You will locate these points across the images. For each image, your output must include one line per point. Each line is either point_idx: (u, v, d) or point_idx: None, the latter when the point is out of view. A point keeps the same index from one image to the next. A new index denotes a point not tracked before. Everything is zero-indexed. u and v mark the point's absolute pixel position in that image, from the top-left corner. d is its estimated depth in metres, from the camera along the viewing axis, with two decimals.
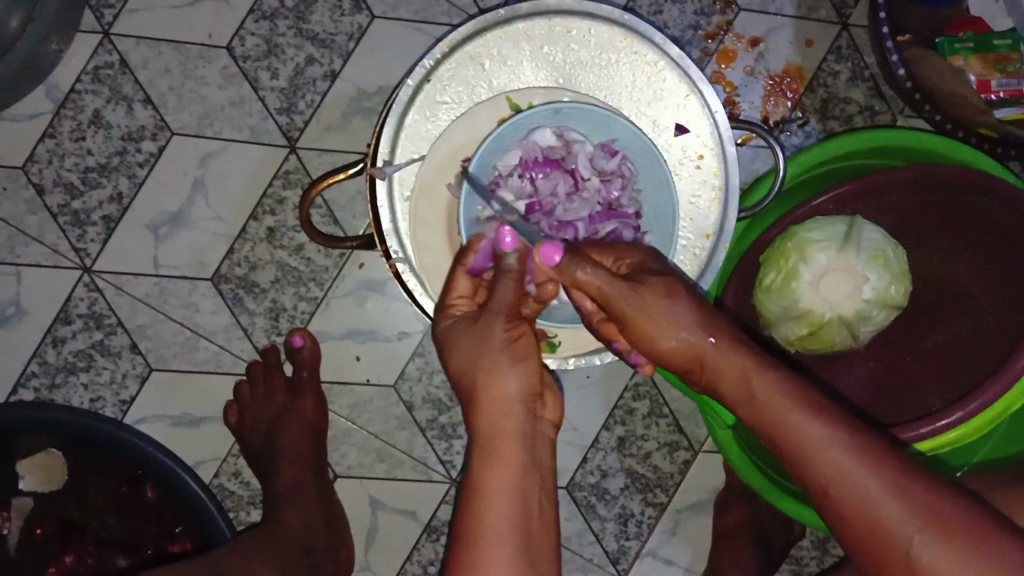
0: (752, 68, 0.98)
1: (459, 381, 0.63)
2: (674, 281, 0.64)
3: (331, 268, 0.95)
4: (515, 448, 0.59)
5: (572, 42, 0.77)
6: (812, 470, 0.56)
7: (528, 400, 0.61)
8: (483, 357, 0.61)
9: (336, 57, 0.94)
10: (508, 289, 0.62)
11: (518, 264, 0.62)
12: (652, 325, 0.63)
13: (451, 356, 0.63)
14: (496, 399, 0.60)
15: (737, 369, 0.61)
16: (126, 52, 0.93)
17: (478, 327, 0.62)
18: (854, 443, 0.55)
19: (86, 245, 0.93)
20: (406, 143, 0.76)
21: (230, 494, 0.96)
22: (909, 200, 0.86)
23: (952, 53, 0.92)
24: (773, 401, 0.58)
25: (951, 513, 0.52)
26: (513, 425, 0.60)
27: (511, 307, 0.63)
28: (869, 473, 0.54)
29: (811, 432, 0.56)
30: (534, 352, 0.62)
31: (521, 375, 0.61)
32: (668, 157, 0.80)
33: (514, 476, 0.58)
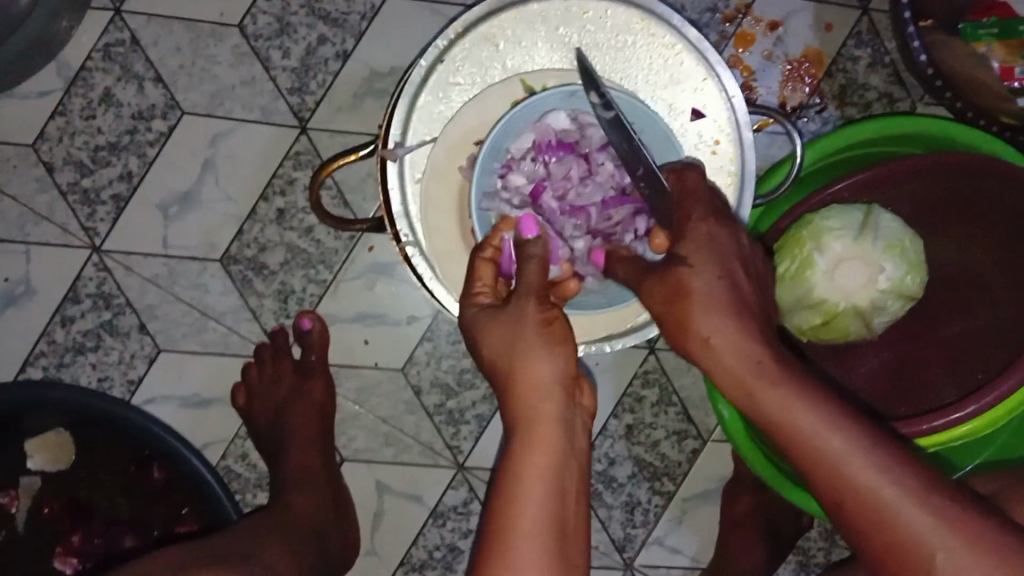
0: (770, 52, 0.97)
1: (496, 369, 0.60)
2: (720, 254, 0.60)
3: (341, 250, 0.94)
4: (553, 435, 0.57)
5: (587, 24, 0.76)
6: (835, 477, 0.53)
7: (567, 386, 0.58)
8: (520, 340, 0.59)
9: (349, 37, 0.93)
10: (534, 272, 0.61)
11: (541, 250, 0.63)
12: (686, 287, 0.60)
13: (487, 343, 0.61)
14: (536, 385, 0.58)
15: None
16: (137, 29, 0.92)
17: (511, 309, 0.61)
18: (881, 450, 0.53)
19: (95, 224, 0.93)
20: (418, 124, 0.75)
21: (237, 476, 0.96)
22: (929, 191, 0.85)
23: (975, 40, 0.90)
24: (794, 403, 0.55)
25: (977, 526, 0.50)
26: (549, 412, 0.57)
27: (539, 290, 0.61)
28: (896, 482, 0.52)
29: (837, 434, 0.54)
30: (572, 336, 0.59)
31: (560, 359, 0.58)
32: (683, 143, 0.78)
33: (553, 465, 0.56)
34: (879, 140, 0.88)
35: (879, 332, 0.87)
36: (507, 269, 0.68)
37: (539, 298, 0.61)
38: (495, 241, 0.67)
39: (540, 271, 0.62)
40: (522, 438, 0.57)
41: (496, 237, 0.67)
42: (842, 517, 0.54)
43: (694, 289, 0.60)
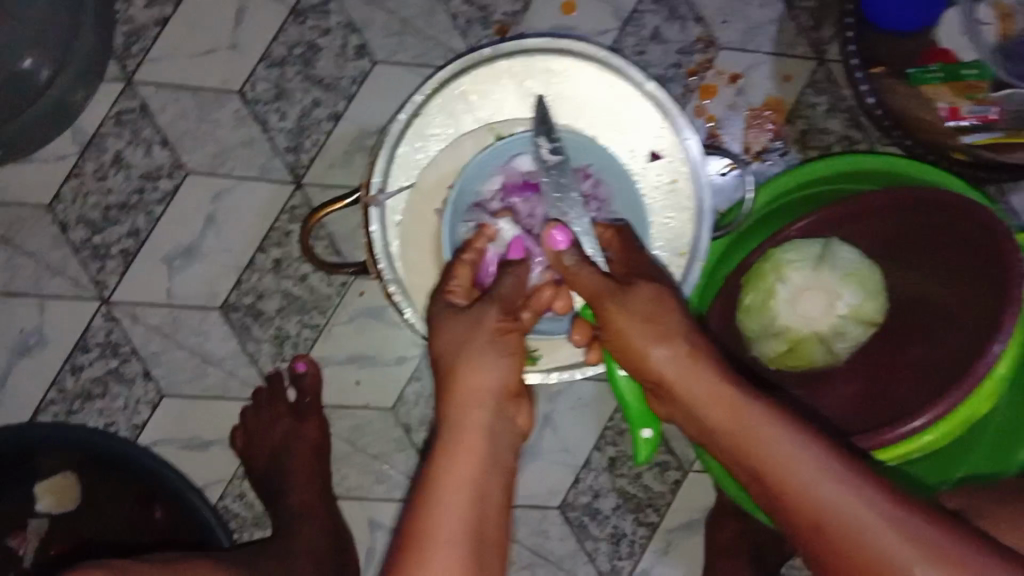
0: (733, 102, 1.04)
1: (438, 376, 0.67)
2: (663, 290, 0.69)
3: (334, 296, 1.00)
4: (478, 440, 0.62)
5: (551, 77, 0.83)
6: (807, 502, 0.58)
7: (502, 397, 0.65)
8: (472, 342, 0.66)
9: (340, 99, 1.01)
10: (507, 283, 0.69)
11: (520, 269, 0.71)
12: (634, 320, 0.68)
13: (442, 335, 0.67)
14: (475, 389, 0.64)
15: (716, 392, 0.65)
16: (146, 98, 1.00)
17: (475, 309, 0.68)
18: (850, 474, 0.58)
19: (106, 277, 0.99)
20: (398, 173, 0.82)
21: (235, 515, 1.00)
22: (890, 222, 0.88)
23: (924, 82, 0.94)
24: (755, 426, 0.62)
25: (945, 542, 0.54)
26: (478, 419, 0.63)
27: (508, 302, 0.69)
28: (868, 502, 0.56)
29: (797, 457, 0.59)
30: (515, 354, 0.66)
31: (502, 370, 0.65)
32: (644, 183, 0.85)
33: (475, 469, 0.61)
34: (833, 177, 0.94)
35: (845, 356, 0.92)
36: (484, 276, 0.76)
37: (505, 308, 0.68)
38: (477, 245, 0.74)
39: (514, 286, 0.69)
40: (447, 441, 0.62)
41: (479, 243, 0.74)
42: (814, 540, 0.58)
43: (643, 322, 0.67)
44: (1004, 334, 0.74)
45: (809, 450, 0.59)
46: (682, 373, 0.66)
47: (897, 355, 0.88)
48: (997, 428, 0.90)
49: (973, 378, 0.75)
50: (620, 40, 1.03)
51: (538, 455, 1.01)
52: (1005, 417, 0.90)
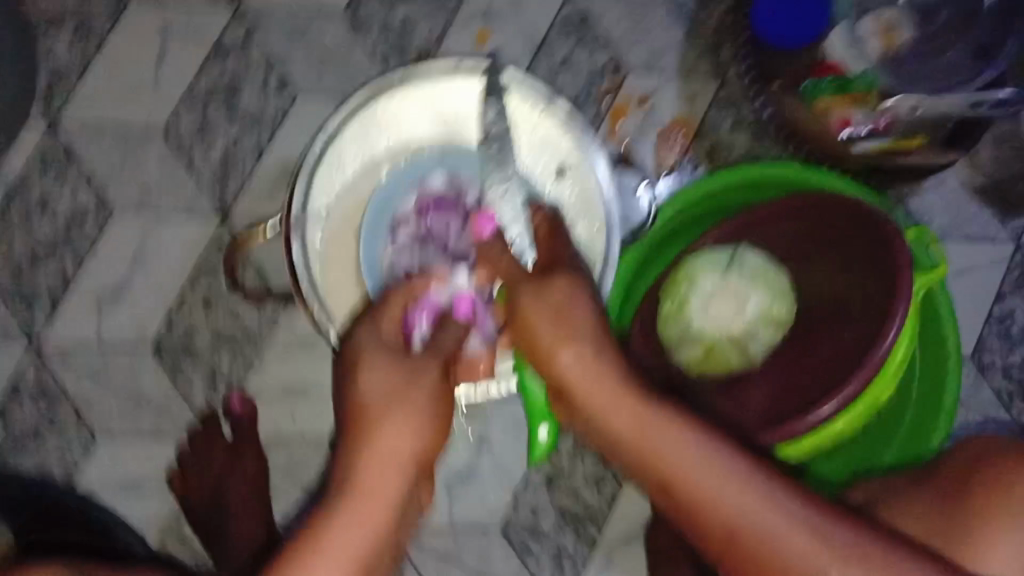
0: (642, 123, 1.09)
1: (349, 419, 0.68)
2: (579, 288, 0.71)
3: (264, 327, 1.01)
4: (381, 498, 0.63)
5: (460, 102, 0.87)
6: (713, 515, 0.60)
7: (421, 463, 0.67)
8: (400, 403, 0.67)
9: (263, 135, 1.03)
10: (448, 340, 0.75)
11: (462, 325, 0.78)
12: (546, 327, 0.68)
13: (362, 387, 0.68)
14: (393, 452, 0.65)
15: (618, 412, 0.65)
16: (70, 143, 1.02)
17: (411, 360, 0.70)
18: (754, 480, 0.60)
19: (34, 320, 1.00)
20: (316, 200, 0.85)
21: (172, 555, 0.99)
22: (791, 224, 0.93)
23: (815, 96, 0.98)
24: (661, 437, 0.62)
25: (835, 535, 0.58)
26: (385, 473, 0.64)
27: (446, 357, 0.74)
28: (773, 505, 0.59)
29: (700, 470, 0.60)
30: (431, 413, 0.68)
31: (422, 437, 0.67)
32: (554, 199, 0.88)
33: (377, 537, 0.62)
34: (735, 186, 0.99)
35: (760, 358, 0.95)
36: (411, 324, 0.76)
37: (441, 362, 0.73)
38: (417, 286, 0.78)
39: (452, 343, 0.75)
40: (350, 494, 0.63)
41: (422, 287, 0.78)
42: (722, 548, 0.60)
43: (556, 325, 0.68)
44: (897, 319, 0.79)
45: (711, 460, 0.61)
46: (588, 388, 0.66)
47: (805, 353, 0.90)
48: (912, 421, 0.94)
49: (873, 363, 0.79)
50: (532, 69, 1.08)
51: (476, 473, 1.03)
52: (918, 410, 0.94)
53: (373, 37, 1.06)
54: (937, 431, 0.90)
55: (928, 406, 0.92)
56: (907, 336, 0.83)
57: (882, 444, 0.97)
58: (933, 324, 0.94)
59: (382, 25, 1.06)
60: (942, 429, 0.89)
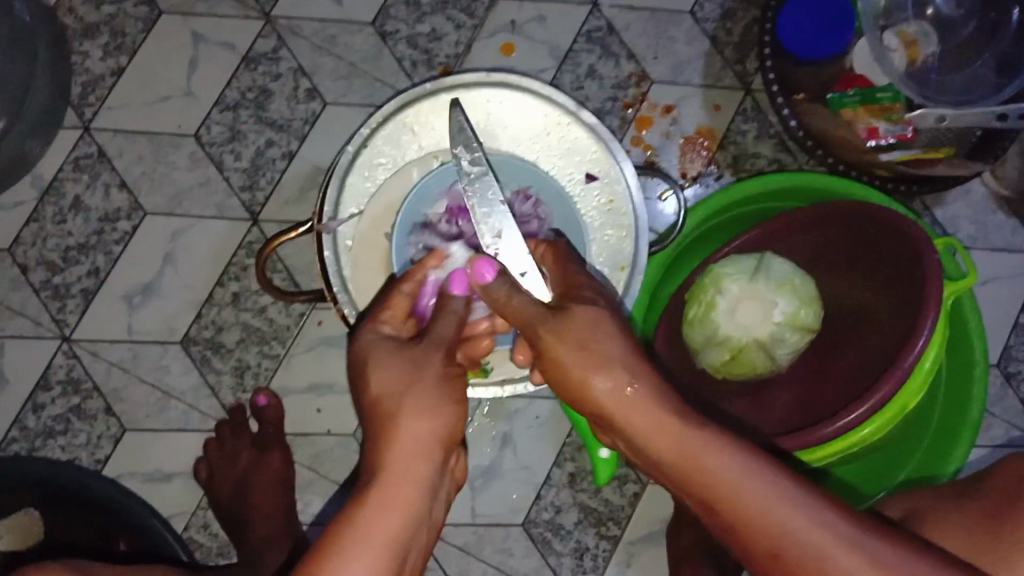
0: (667, 131, 1.10)
1: (373, 412, 0.65)
2: (601, 311, 0.67)
3: (292, 326, 1.03)
4: (414, 492, 0.61)
5: (491, 108, 0.89)
6: (762, 533, 0.57)
7: (445, 449, 0.64)
8: (415, 390, 0.64)
9: (293, 139, 1.05)
10: (449, 324, 0.72)
11: (461, 306, 0.73)
12: (567, 351, 0.65)
13: (374, 379, 0.66)
14: (414, 442, 0.63)
15: (660, 423, 0.61)
16: (104, 143, 1.04)
17: (418, 350, 0.68)
18: (807, 501, 0.57)
19: (65, 316, 1.01)
20: (348, 201, 0.86)
21: (200, 546, 1.01)
22: (815, 236, 0.95)
23: (841, 107, 1.00)
24: (696, 446, 0.60)
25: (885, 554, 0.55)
26: (420, 471, 0.62)
27: (450, 346, 0.70)
28: (827, 527, 0.56)
29: (751, 487, 0.58)
30: (462, 402, 0.66)
31: (445, 420, 0.64)
32: (582, 203, 0.90)
33: (406, 525, 0.60)
34: (760, 196, 1.01)
35: (785, 364, 0.96)
36: (421, 306, 0.76)
37: (446, 352, 0.69)
38: (418, 276, 0.75)
39: (454, 328, 0.71)
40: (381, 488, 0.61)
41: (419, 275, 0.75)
42: (772, 568, 0.57)
43: (572, 348, 0.65)
44: (925, 329, 0.79)
45: (748, 472, 0.58)
46: (622, 405, 0.63)
47: (829, 359, 0.93)
48: (935, 432, 0.94)
49: (900, 372, 0.79)
50: (558, 78, 1.10)
51: (498, 475, 1.04)
52: (942, 421, 0.94)
53: (402, 44, 1.08)
54: (961, 442, 0.90)
55: (952, 417, 0.93)
56: (933, 351, 0.84)
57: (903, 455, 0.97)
58: (960, 338, 0.94)
59: (411, 33, 1.08)
60: (968, 440, 0.90)
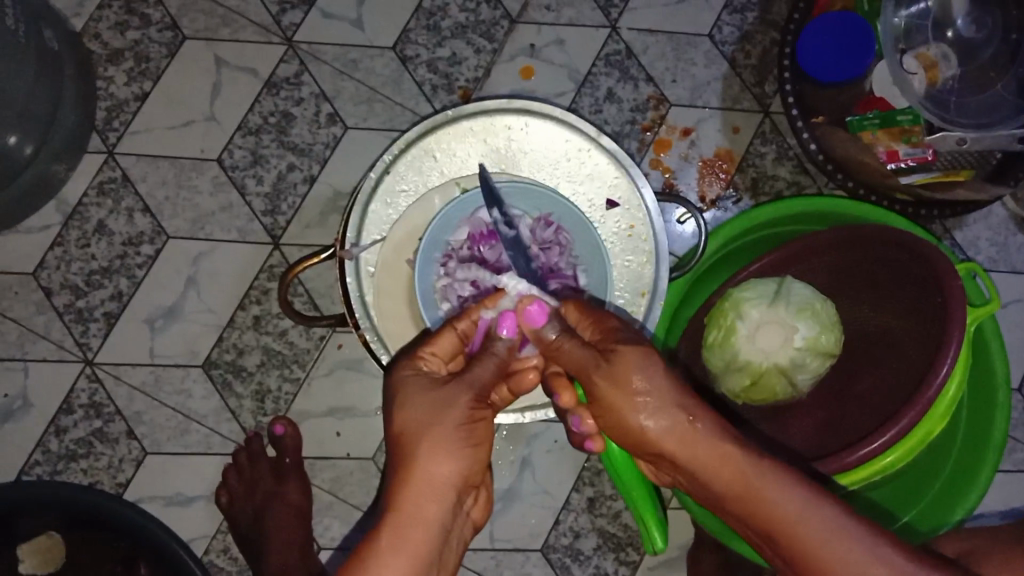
0: (686, 154, 1.10)
1: (395, 448, 0.67)
2: (649, 349, 0.71)
3: (312, 349, 1.03)
4: (427, 530, 0.63)
5: (512, 135, 0.90)
6: (816, 559, 0.62)
7: (461, 489, 0.66)
8: (437, 431, 0.65)
9: (314, 163, 1.06)
10: (490, 367, 0.71)
11: (504, 351, 0.72)
12: (622, 398, 0.69)
13: (399, 416, 0.67)
14: (432, 482, 0.64)
15: (723, 459, 0.66)
16: (128, 168, 1.05)
17: (448, 390, 0.68)
18: (860, 532, 0.62)
19: (89, 339, 1.02)
20: (370, 228, 0.87)
21: (220, 570, 1.02)
22: (836, 260, 0.94)
23: (861, 130, 1.00)
24: (751, 477, 0.65)
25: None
26: (433, 509, 0.64)
27: (484, 386, 0.70)
28: (880, 557, 0.60)
29: (809, 515, 0.63)
30: (484, 443, 0.67)
31: (462, 462, 0.65)
32: (603, 229, 0.90)
33: (418, 565, 0.61)
34: (779, 220, 1.01)
35: (806, 389, 0.95)
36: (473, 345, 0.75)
37: (476, 394, 0.69)
38: (474, 316, 0.74)
39: (492, 372, 0.71)
40: (395, 524, 0.62)
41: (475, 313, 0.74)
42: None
43: (623, 393, 0.69)
44: (948, 356, 0.79)
45: (804, 502, 0.63)
46: (686, 441, 0.68)
47: (853, 385, 0.92)
48: (957, 456, 0.93)
49: (925, 400, 0.79)
50: (577, 101, 1.10)
51: (517, 499, 1.04)
52: (964, 444, 0.93)
53: (422, 69, 1.08)
54: (984, 464, 0.89)
55: (974, 440, 0.92)
56: (957, 375, 0.83)
57: (927, 479, 0.96)
58: (982, 360, 0.94)
59: (431, 58, 1.09)
60: (992, 461, 0.89)
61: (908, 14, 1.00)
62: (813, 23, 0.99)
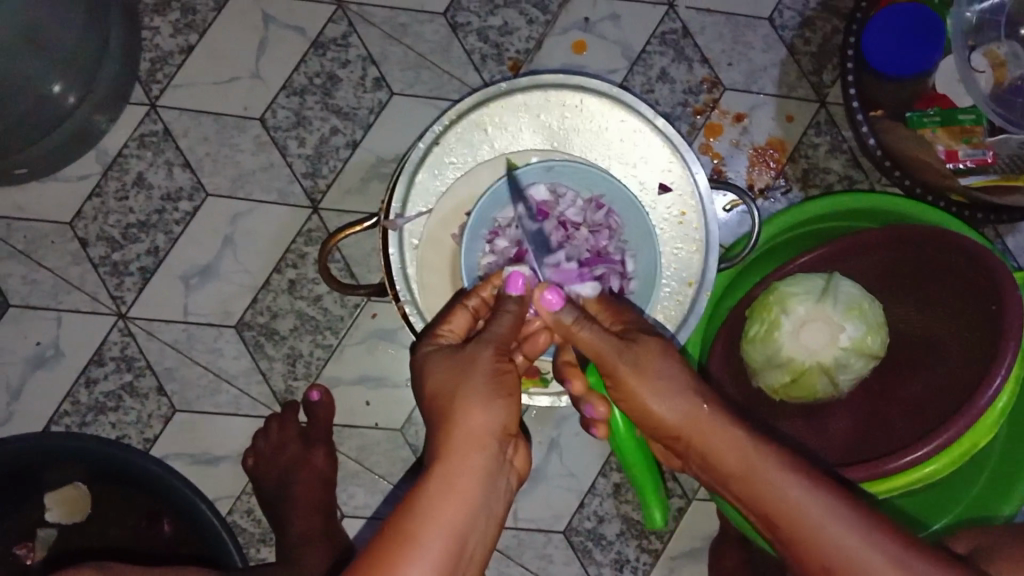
0: (737, 141, 1.07)
1: (433, 408, 0.65)
2: (667, 345, 0.70)
3: (346, 317, 1.02)
4: (471, 485, 0.61)
5: (566, 111, 0.88)
6: (811, 547, 0.60)
7: (500, 440, 0.64)
8: (467, 388, 0.64)
9: (358, 128, 1.04)
10: (504, 323, 0.69)
11: (517, 308, 0.70)
12: (641, 385, 0.67)
13: (432, 381, 0.66)
14: (472, 436, 0.62)
15: (730, 442, 0.65)
16: (170, 122, 1.04)
17: (470, 351, 0.67)
18: (872, 530, 0.59)
19: (123, 293, 1.02)
20: (416, 199, 0.85)
21: (243, 531, 1.02)
22: (889, 260, 0.91)
23: (921, 127, 0.97)
24: (768, 470, 0.63)
25: None
26: (477, 462, 0.61)
27: (504, 342, 0.68)
28: (881, 549, 0.58)
29: (809, 503, 0.61)
30: (516, 392, 0.65)
31: (498, 413, 0.63)
32: (653, 214, 0.89)
33: (465, 513, 0.59)
34: (832, 215, 0.98)
35: (846, 389, 0.93)
36: None
37: (498, 348, 0.67)
38: (485, 293, 0.75)
39: (509, 328, 0.69)
40: (437, 477, 0.60)
41: (487, 288, 0.75)
42: None
43: (643, 378, 0.67)
44: (1002, 368, 0.76)
45: (815, 494, 0.61)
46: (694, 421, 0.66)
47: (892, 390, 0.91)
48: (996, 463, 0.91)
49: (973, 412, 0.76)
50: (629, 79, 1.07)
51: (544, 480, 1.03)
52: (1002, 456, 0.91)
53: (472, 37, 1.06)
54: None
55: (1012, 455, 0.90)
56: (1006, 392, 0.81)
57: (955, 491, 0.94)
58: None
59: (482, 26, 1.06)
60: None
61: (980, 9, 0.96)
62: (869, 36, 0.95)
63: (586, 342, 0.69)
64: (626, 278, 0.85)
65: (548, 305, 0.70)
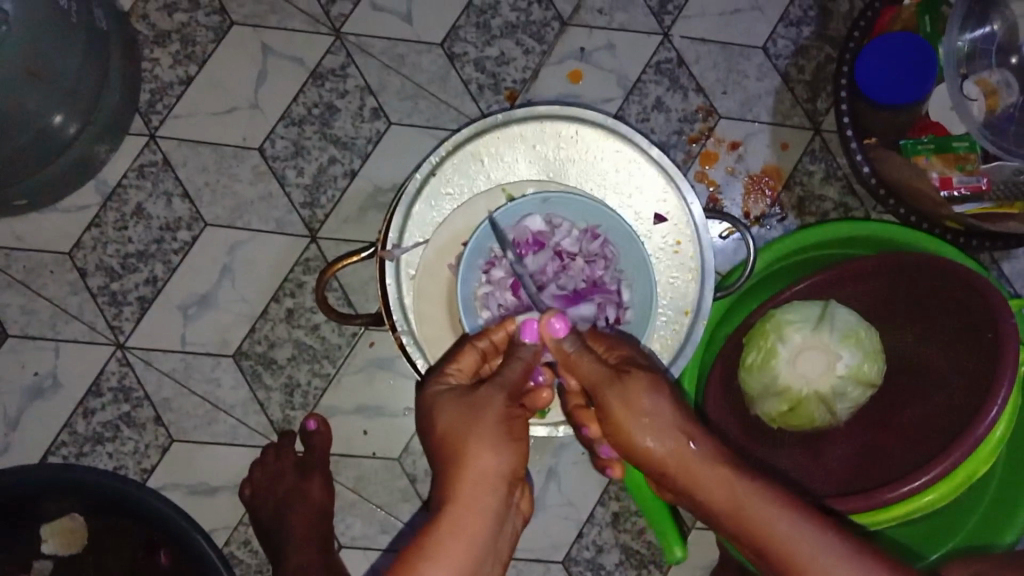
0: (732, 168, 1.08)
1: (442, 447, 0.65)
2: (657, 377, 0.69)
3: (344, 346, 1.02)
4: (479, 527, 0.61)
5: (561, 142, 0.89)
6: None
7: (510, 484, 0.64)
8: (478, 429, 0.64)
9: (356, 157, 1.05)
10: (517, 369, 0.69)
11: (531, 356, 0.70)
12: (631, 420, 0.67)
13: (441, 420, 0.66)
14: (482, 479, 0.63)
15: (721, 473, 0.65)
16: (169, 152, 1.04)
17: (481, 393, 0.67)
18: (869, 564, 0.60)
19: (121, 323, 1.02)
20: (413, 229, 0.86)
21: (240, 562, 1.01)
22: (885, 289, 0.92)
23: (915, 154, 0.97)
24: (765, 503, 0.63)
25: None
26: (487, 505, 0.62)
27: (516, 388, 0.68)
28: None
29: (800, 535, 0.61)
30: (527, 439, 0.66)
31: (509, 458, 0.64)
32: (648, 243, 0.89)
33: (472, 554, 0.61)
34: (829, 242, 0.98)
35: (844, 418, 0.93)
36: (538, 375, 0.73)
37: (510, 393, 0.68)
38: (495, 336, 0.74)
39: (522, 373, 0.69)
40: (446, 518, 0.61)
41: (499, 332, 0.73)
42: None
43: (637, 409, 0.67)
44: (998, 398, 0.76)
45: (809, 527, 0.62)
46: (692, 454, 0.66)
47: (889, 419, 0.91)
48: (994, 492, 0.91)
49: (969, 443, 0.77)
50: (624, 108, 1.08)
51: (542, 510, 1.03)
52: (1000, 486, 0.91)
53: (470, 67, 1.07)
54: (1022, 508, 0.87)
55: (1010, 485, 0.90)
56: (1003, 420, 0.81)
57: (953, 521, 0.94)
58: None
59: (479, 56, 1.07)
60: None
61: (972, 38, 0.96)
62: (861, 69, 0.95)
63: (586, 372, 0.70)
64: (622, 308, 0.84)
65: (553, 332, 0.70)
